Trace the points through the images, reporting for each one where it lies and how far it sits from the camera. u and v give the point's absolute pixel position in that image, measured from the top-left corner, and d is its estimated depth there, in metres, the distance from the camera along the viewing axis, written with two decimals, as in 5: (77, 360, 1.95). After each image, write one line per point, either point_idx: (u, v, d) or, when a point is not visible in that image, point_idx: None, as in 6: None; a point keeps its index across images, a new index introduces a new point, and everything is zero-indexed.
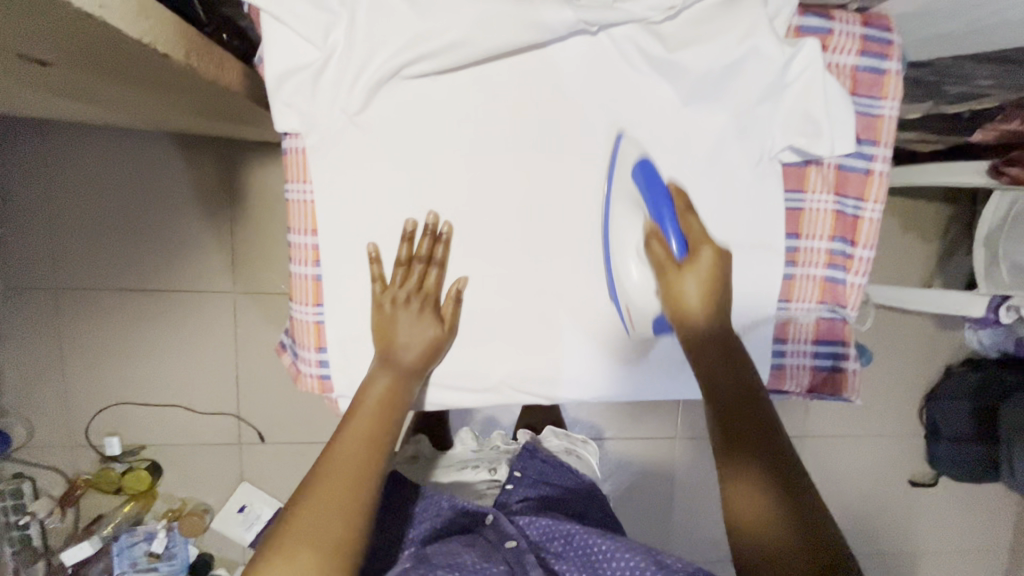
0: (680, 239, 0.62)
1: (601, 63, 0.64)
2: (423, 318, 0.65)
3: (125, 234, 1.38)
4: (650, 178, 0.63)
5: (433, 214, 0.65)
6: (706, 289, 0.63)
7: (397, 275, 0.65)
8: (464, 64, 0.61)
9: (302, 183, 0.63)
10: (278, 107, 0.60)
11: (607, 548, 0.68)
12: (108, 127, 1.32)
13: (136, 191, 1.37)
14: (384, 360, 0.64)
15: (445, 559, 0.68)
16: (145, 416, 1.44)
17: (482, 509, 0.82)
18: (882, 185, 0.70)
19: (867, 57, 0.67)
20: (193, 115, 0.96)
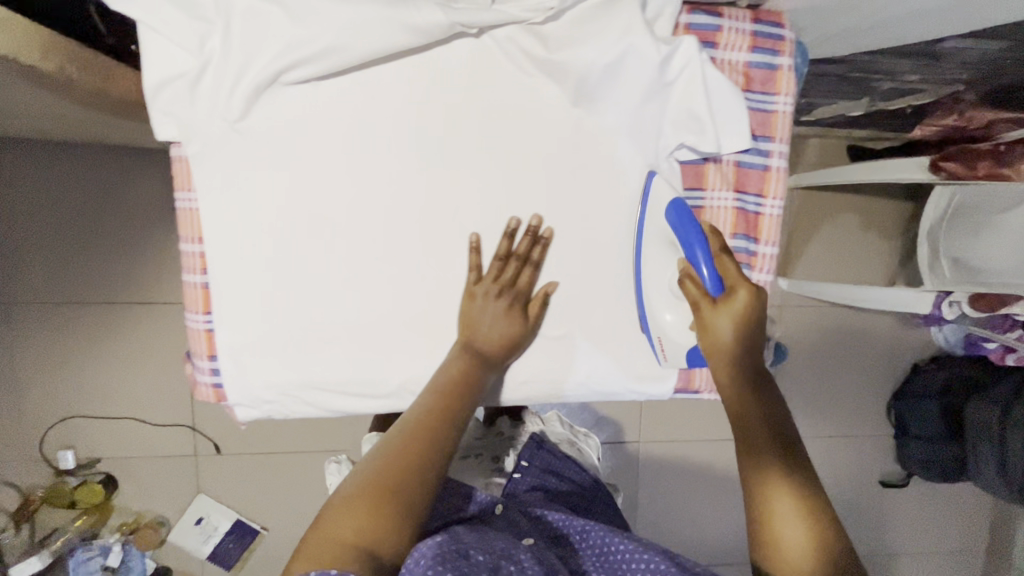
0: (713, 277, 0.62)
1: (487, 65, 0.64)
2: (498, 311, 0.67)
3: (75, 248, 1.39)
4: (683, 216, 0.64)
5: (538, 217, 0.67)
6: (740, 331, 0.62)
7: (491, 270, 0.67)
8: (344, 69, 0.61)
9: (186, 192, 0.63)
10: (157, 116, 0.60)
11: (625, 547, 0.59)
12: (54, 142, 1.33)
13: (85, 205, 1.38)
14: (464, 346, 0.66)
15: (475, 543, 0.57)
16: (100, 429, 1.44)
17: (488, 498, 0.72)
18: (780, 181, 0.70)
19: (758, 52, 0.67)
20: (116, 127, 0.97)
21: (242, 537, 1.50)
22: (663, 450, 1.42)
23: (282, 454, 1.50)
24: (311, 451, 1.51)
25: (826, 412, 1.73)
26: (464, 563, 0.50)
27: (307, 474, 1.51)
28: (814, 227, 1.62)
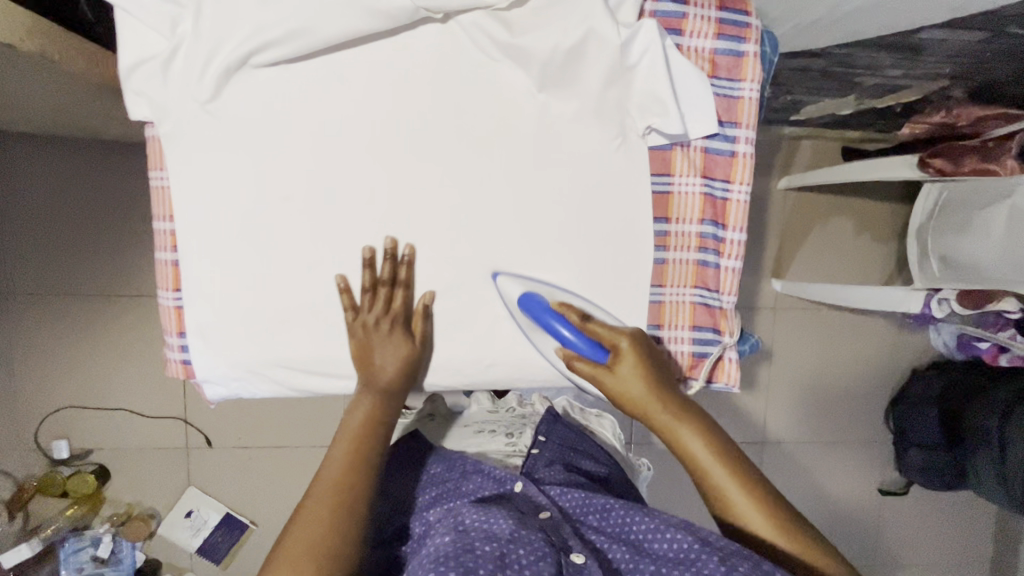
0: (588, 345, 0.67)
1: (452, 49, 0.65)
2: (393, 342, 0.68)
3: (75, 241, 1.42)
4: (535, 309, 0.67)
5: (390, 239, 0.68)
6: (648, 381, 0.66)
7: (366, 302, 0.68)
8: (312, 53, 0.63)
9: (160, 170, 0.65)
10: (131, 97, 0.62)
11: (645, 527, 0.63)
12: (54, 137, 1.37)
13: (84, 200, 1.42)
14: (365, 384, 0.68)
15: (480, 524, 0.62)
16: (95, 420, 1.47)
17: (507, 475, 0.76)
18: (747, 166, 0.70)
19: (724, 39, 0.68)
20: (106, 118, 0.99)
21: (231, 530, 1.51)
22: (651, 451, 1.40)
23: (271, 448, 1.51)
24: (299, 446, 1.52)
25: (821, 417, 1.70)
26: (468, 562, 0.56)
27: (295, 469, 1.52)
28: (807, 229, 1.61)
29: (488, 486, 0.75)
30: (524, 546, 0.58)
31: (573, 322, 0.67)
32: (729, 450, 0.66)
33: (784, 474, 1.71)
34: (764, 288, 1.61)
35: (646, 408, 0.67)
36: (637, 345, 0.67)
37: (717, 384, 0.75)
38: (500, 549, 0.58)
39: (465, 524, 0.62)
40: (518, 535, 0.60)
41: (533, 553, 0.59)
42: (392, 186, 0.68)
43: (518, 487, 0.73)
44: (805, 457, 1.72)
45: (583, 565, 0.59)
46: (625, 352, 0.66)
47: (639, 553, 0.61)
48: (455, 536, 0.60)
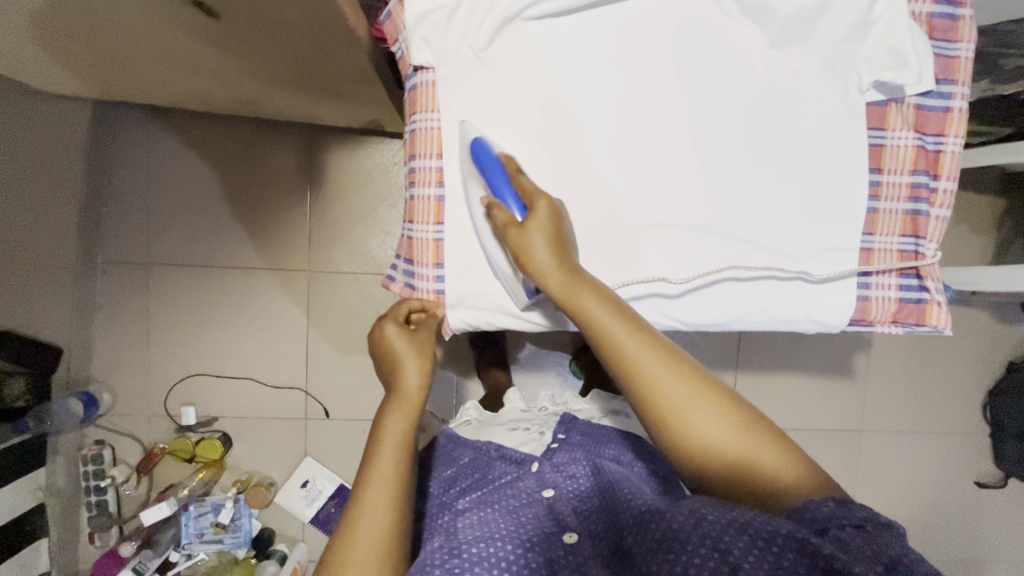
0: (516, 203, 0.66)
1: (698, 8, 0.71)
2: (401, 345, 0.67)
3: (212, 212, 1.49)
4: (485, 153, 0.67)
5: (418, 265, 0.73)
6: (555, 245, 0.63)
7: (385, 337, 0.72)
8: (577, 7, 0.69)
9: (430, 112, 0.71)
10: (416, 44, 0.69)
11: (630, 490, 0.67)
12: (203, 113, 1.45)
13: (222, 175, 1.49)
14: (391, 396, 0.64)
15: (475, 530, 0.64)
16: (220, 387, 1.52)
17: (525, 458, 0.78)
18: (961, 121, 0.75)
19: (941, 4, 0.73)
20: (295, 86, 1.07)
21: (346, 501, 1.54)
22: None
23: None
24: None
25: (918, 407, 1.72)
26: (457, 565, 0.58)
27: None
28: None
29: (509, 471, 0.76)
30: (511, 543, 0.61)
31: (511, 182, 0.67)
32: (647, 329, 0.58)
33: (879, 462, 1.72)
34: None
35: (551, 271, 0.62)
36: (554, 213, 0.65)
37: (924, 326, 0.79)
38: (489, 546, 0.60)
39: (458, 530, 0.65)
40: (507, 532, 0.62)
41: (520, 546, 0.61)
42: (634, 132, 0.73)
43: (537, 469, 0.75)
44: (902, 446, 1.72)
45: (574, 545, 0.63)
46: (538, 213, 0.64)
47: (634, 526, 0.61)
48: (445, 541, 0.63)
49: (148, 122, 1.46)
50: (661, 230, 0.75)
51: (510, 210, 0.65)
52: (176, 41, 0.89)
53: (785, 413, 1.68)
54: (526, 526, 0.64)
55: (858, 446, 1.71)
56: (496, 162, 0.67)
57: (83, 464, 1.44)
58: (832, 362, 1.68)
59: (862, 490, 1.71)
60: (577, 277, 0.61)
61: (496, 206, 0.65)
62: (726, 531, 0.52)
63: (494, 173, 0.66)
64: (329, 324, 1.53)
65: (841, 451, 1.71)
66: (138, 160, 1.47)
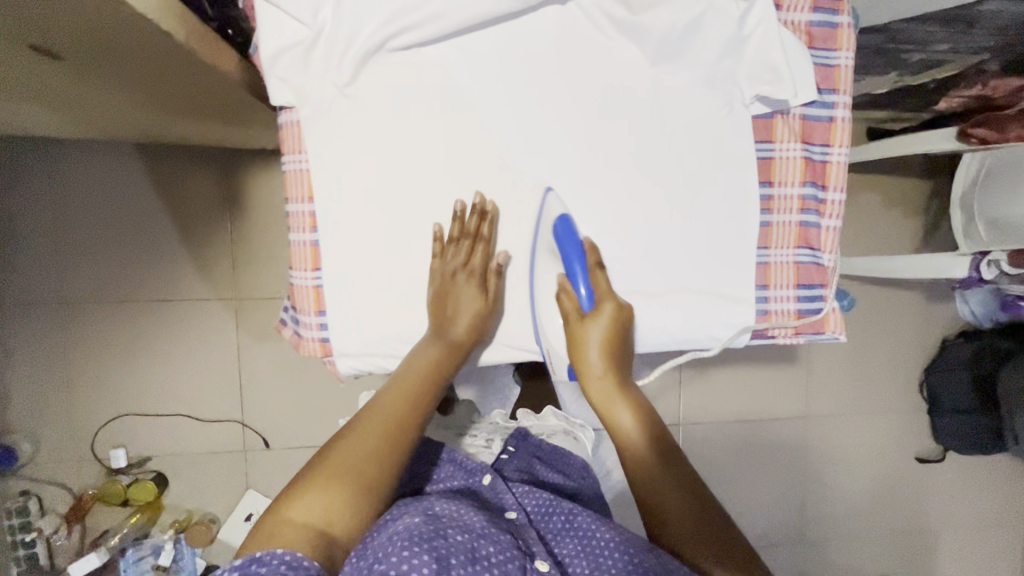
0: (587, 293, 0.70)
1: (573, 29, 0.69)
2: (463, 296, 0.69)
3: (128, 245, 1.42)
4: (568, 232, 0.69)
5: (480, 195, 0.69)
6: (606, 351, 0.70)
7: (449, 252, 0.69)
8: (444, 35, 0.66)
9: (298, 154, 0.67)
10: (274, 83, 0.65)
11: (606, 537, 0.66)
12: (107, 142, 1.37)
13: (135, 205, 1.42)
14: (436, 334, 0.69)
15: (454, 519, 0.61)
16: (151, 426, 1.46)
17: (477, 468, 0.78)
18: (845, 130, 0.74)
19: (819, 13, 0.72)
20: (184, 117, 1.01)
21: None
22: None
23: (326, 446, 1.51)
24: None
25: (858, 388, 1.76)
26: (442, 548, 0.55)
27: None
28: None
29: (458, 477, 0.78)
30: (494, 545, 0.58)
31: (588, 271, 0.70)
32: (659, 435, 0.70)
33: (825, 445, 1.76)
34: None
35: (597, 374, 0.71)
36: (618, 314, 0.70)
37: (823, 334, 0.79)
38: (472, 540, 0.58)
39: (436, 511, 0.61)
40: (488, 532, 0.60)
41: (502, 550, 0.59)
42: (516, 159, 0.70)
43: (490, 482, 0.77)
44: (847, 428, 1.76)
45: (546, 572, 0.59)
46: (606, 314, 0.69)
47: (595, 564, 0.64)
48: (427, 518, 0.59)
49: (49, 154, 1.38)
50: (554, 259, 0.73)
51: (581, 305, 0.70)
52: (36, 82, 0.83)
53: (732, 405, 1.70)
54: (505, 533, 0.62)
55: (804, 431, 1.75)
56: (579, 248, 0.69)
57: (8, 517, 1.38)
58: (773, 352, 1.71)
59: (810, 474, 1.75)
60: (616, 388, 0.72)
61: (564, 292, 0.71)
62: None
63: (573, 263, 0.70)
64: (261, 352, 1.47)
65: (788, 437, 1.74)
66: (42, 194, 1.39)
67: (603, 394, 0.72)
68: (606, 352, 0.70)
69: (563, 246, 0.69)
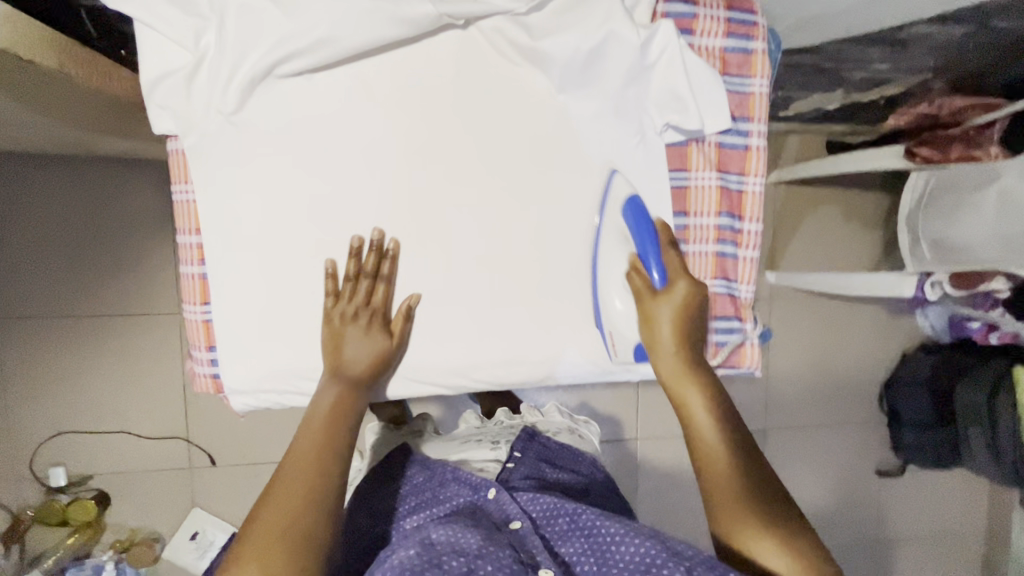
0: (660, 273, 0.69)
1: (474, 55, 0.66)
2: (365, 335, 0.67)
3: (66, 260, 1.38)
4: (637, 216, 0.69)
5: (379, 231, 0.67)
6: (679, 328, 0.68)
7: (345, 294, 0.67)
8: (335, 61, 0.63)
9: (184, 184, 0.65)
10: (154, 111, 0.62)
11: (613, 531, 0.62)
12: (42, 154, 1.32)
13: (73, 219, 1.37)
14: (334, 375, 0.66)
15: (450, 540, 0.61)
16: (92, 445, 1.42)
17: (481, 482, 0.74)
18: (760, 159, 0.73)
19: (733, 38, 0.70)
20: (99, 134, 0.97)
21: None
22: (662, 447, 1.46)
23: (273, 463, 1.48)
24: None
25: (819, 403, 1.74)
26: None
27: None
28: (801, 217, 1.63)
29: (463, 494, 0.75)
30: (491, 564, 0.58)
31: (661, 250, 0.69)
32: (733, 430, 0.66)
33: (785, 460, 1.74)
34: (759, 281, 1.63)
35: (671, 355, 0.68)
36: (693, 297, 0.69)
37: (739, 368, 0.78)
38: (468, 565, 0.58)
39: (432, 539, 0.62)
40: (485, 551, 0.60)
41: (499, 567, 0.58)
42: (418, 188, 0.68)
43: (492, 496, 0.72)
44: (807, 442, 1.75)
45: None
46: (677, 297, 0.68)
47: (608, 564, 0.60)
48: (419, 552, 0.60)
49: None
50: (460, 290, 0.71)
51: (652, 281, 0.69)
52: None
53: None
54: (505, 549, 0.62)
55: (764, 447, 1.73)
56: (650, 230, 0.69)
57: None
58: None
59: None
60: (685, 367, 0.68)
61: (634, 272, 0.69)
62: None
63: (650, 257, 0.69)
64: None
65: None
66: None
67: (673, 372, 0.68)
68: (678, 330, 0.68)
69: (638, 236, 0.69)
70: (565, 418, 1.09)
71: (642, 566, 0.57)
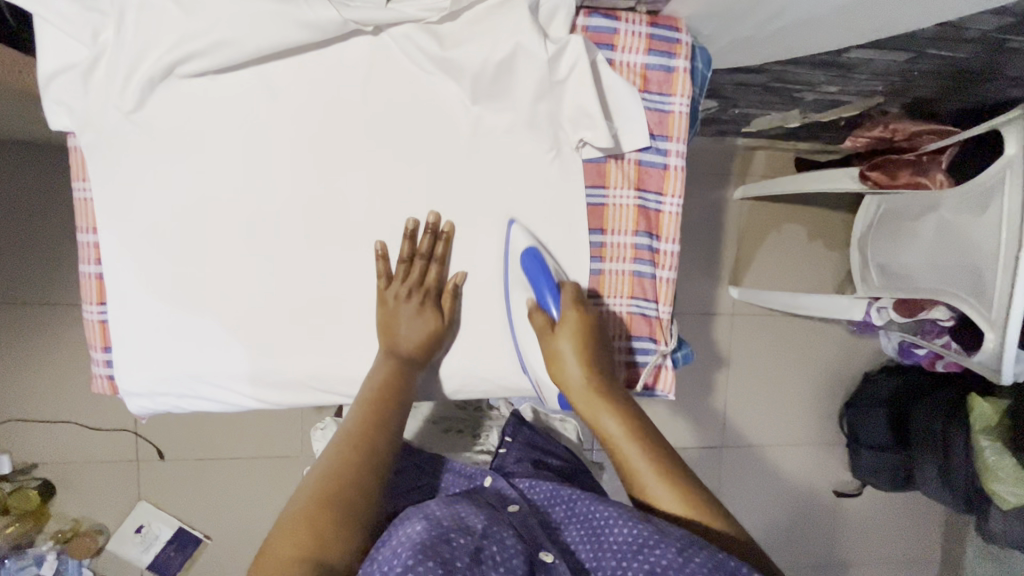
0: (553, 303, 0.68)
1: (385, 61, 0.65)
2: (405, 316, 0.68)
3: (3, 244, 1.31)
4: (536, 265, 0.68)
5: (435, 214, 0.68)
6: (583, 356, 0.66)
7: (401, 272, 0.69)
8: (239, 63, 0.62)
9: (82, 181, 0.65)
10: (50, 106, 0.61)
11: (607, 515, 0.55)
12: None
13: (8, 207, 1.30)
14: (386, 353, 0.67)
15: (453, 517, 0.54)
16: (35, 434, 1.39)
17: (477, 470, 0.70)
18: (679, 180, 0.72)
19: (655, 55, 0.69)
20: (21, 121, 0.92)
21: (185, 545, 1.46)
22: (615, 460, 1.44)
23: (221, 458, 1.47)
24: (252, 456, 1.48)
25: (779, 421, 1.73)
26: (445, 552, 0.48)
27: (250, 481, 1.48)
28: (765, 234, 1.62)
29: (460, 485, 0.70)
30: (497, 542, 0.51)
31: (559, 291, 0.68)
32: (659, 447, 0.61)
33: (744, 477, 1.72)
34: (722, 295, 1.62)
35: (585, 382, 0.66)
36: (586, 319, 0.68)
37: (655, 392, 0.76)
38: (476, 542, 0.51)
39: (436, 514, 0.54)
40: (491, 530, 0.53)
41: (506, 547, 0.51)
42: (326, 193, 0.67)
43: (490, 482, 0.67)
44: (767, 460, 1.73)
45: (552, 565, 0.51)
46: (570, 323, 0.67)
47: (601, 547, 0.53)
48: (427, 522, 0.52)
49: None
50: (367, 299, 0.70)
51: (550, 315, 0.68)
52: None
53: None
54: (509, 529, 0.55)
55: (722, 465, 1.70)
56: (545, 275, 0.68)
57: None
58: (696, 382, 1.66)
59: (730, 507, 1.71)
60: (595, 391, 0.65)
61: (535, 311, 0.68)
62: (692, 563, 0.47)
63: (544, 292, 0.68)
64: None
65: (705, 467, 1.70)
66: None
67: (586, 397, 0.66)
68: (584, 359, 0.66)
69: (533, 279, 0.68)
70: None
71: (632, 546, 0.50)
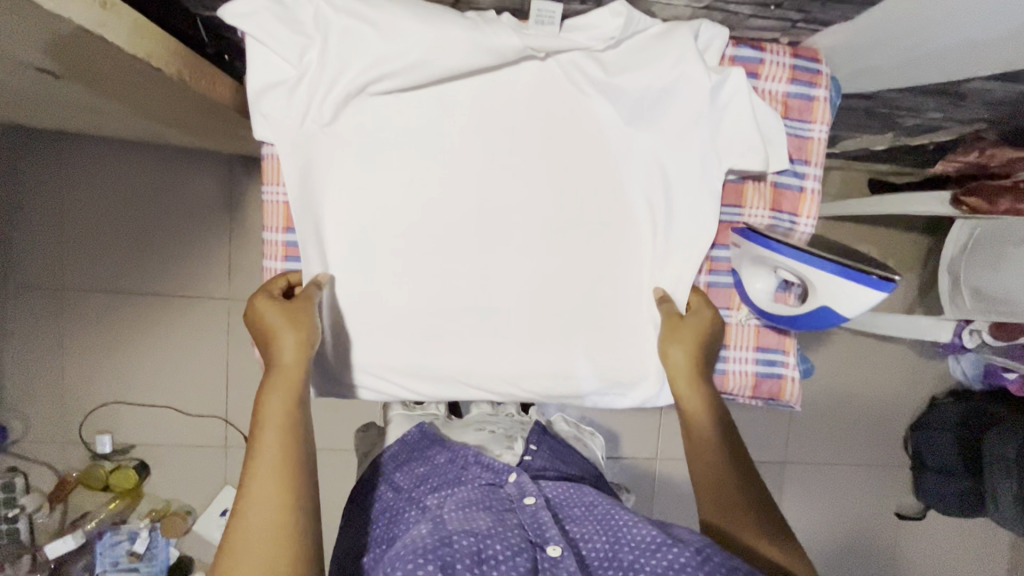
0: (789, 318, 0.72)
1: (551, 86, 0.71)
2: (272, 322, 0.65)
3: (121, 237, 1.38)
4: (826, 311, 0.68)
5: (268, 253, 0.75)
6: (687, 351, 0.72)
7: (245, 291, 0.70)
8: (425, 84, 0.69)
9: (276, 185, 0.73)
10: (257, 117, 0.68)
11: (626, 517, 0.64)
12: (107, 138, 1.33)
13: (131, 205, 1.37)
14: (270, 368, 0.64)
15: (461, 523, 0.65)
16: (135, 416, 1.44)
17: (504, 467, 0.77)
18: (813, 202, 0.76)
19: (796, 84, 0.74)
20: (175, 125, 1.00)
21: None
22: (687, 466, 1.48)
23: None
24: None
25: (841, 440, 1.73)
26: (445, 557, 0.59)
27: None
28: None
29: (484, 476, 0.76)
30: (500, 543, 0.62)
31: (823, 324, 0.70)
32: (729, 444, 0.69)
33: (805, 493, 1.72)
34: None
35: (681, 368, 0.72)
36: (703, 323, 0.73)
37: (780, 402, 0.80)
38: (477, 544, 0.62)
39: (443, 519, 0.66)
40: (494, 534, 0.64)
41: (508, 548, 0.62)
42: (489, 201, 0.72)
43: (514, 478, 0.75)
44: (828, 478, 1.73)
45: (559, 558, 0.61)
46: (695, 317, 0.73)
47: (618, 541, 0.62)
48: (433, 530, 0.64)
49: (41, 143, 1.33)
50: (516, 301, 0.74)
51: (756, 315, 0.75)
52: (37, 88, 0.84)
53: None
54: (512, 531, 0.65)
55: (782, 479, 1.71)
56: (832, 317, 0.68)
57: None
58: None
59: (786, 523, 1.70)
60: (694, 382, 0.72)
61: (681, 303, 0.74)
62: (710, 561, 0.57)
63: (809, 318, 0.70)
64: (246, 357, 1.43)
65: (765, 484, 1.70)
66: (34, 184, 1.34)
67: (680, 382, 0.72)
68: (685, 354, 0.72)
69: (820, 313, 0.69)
70: (570, 427, 1.06)
71: (651, 545, 0.60)
